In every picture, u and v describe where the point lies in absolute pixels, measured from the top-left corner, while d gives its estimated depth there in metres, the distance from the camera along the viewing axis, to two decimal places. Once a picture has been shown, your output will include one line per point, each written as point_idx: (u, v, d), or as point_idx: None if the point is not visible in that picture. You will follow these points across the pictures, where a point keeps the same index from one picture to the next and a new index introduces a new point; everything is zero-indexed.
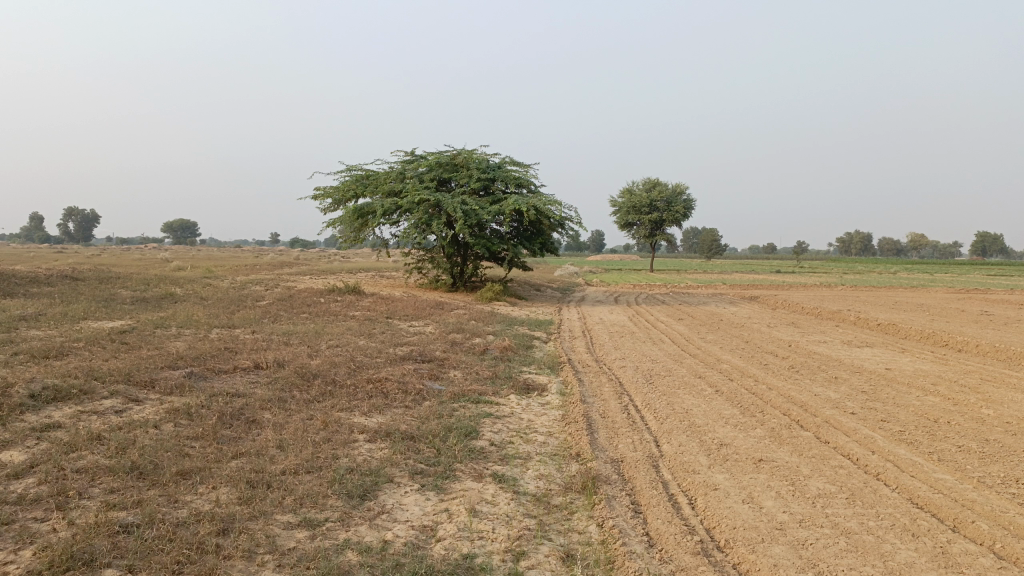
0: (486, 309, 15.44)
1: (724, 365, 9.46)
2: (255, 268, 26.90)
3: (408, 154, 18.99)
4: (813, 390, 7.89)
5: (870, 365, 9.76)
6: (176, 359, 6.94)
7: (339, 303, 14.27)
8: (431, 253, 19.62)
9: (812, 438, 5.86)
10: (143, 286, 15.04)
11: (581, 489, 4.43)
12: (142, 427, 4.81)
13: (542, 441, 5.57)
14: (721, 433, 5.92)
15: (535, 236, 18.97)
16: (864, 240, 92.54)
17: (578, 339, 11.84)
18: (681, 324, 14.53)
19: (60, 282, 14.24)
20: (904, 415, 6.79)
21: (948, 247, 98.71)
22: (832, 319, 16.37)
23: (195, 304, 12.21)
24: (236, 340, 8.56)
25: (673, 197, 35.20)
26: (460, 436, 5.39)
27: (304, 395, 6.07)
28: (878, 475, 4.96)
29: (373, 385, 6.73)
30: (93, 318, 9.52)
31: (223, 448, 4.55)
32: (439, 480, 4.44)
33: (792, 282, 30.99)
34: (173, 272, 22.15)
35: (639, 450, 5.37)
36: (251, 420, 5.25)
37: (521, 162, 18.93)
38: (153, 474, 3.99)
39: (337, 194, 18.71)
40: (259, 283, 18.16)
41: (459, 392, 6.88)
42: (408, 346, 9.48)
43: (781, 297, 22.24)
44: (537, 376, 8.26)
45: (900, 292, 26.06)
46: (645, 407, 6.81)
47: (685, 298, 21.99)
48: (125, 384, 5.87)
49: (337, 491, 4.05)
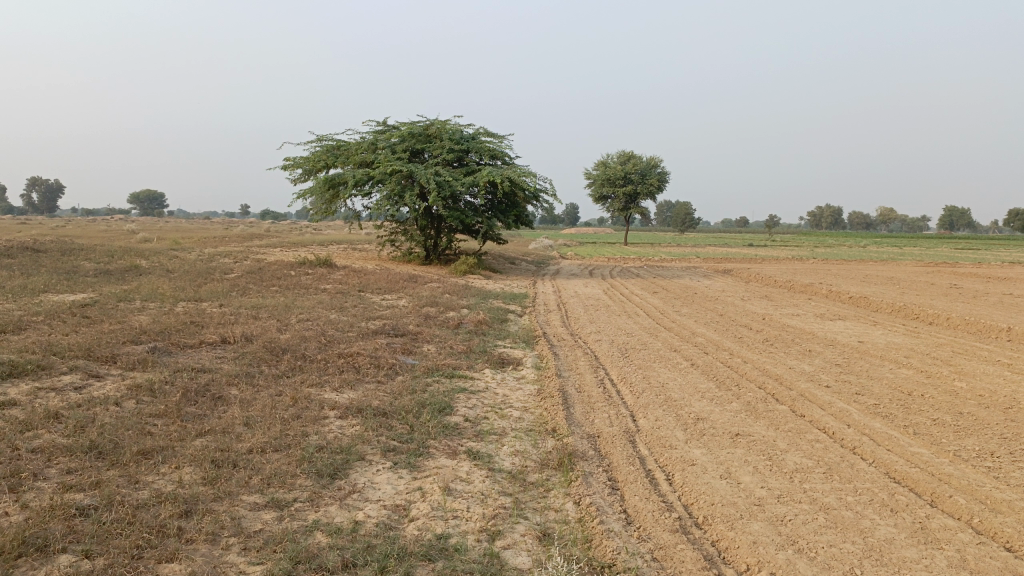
0: (461, 283, 15.29)
1: (699, 338, 9.45)
2: (226, 240, 26.49)
3: (381, 124, 18.65)
4: (788, 363, 7.89)
5: (844, 338, 9.80)
6: (139, 334, 6.72)
7: (310, 276, 14.03)
8: (404, 226, 19.39)
9: (788, 411, 5.84)
10: (108, 257, 14.69)
11: (558, 465, 4.34)
12: (103, 404, 4.64)
13: (518, 416, 5.48)
14: (698, 407, 5.87)
15: (510, 209, 18.80)
16: (834, 214, 93.51)
17: (553, 312, 11.78)
18: (656, 297, 14.51)
19: (21, 253, 13.82)
20: (879, 388, 6.80)
21: (916, 221, 100.16)
22: (805, 293, 16.47)
23: (162, 276, 11.91)
24: (203, 313, 8.34)
25: (647, 170, 35.14)
26: (434, 412, 5.28)
27: (273, 371, 5.91)
28: (854, 449, 4.95)
29: (344, 360, 6.58)
30: (55, 291, 9.23)
31: (187, 426, 4.39)
32: (412, 458, 4.33)
33: (765, 255, 31.18)
34: (138, 244, 21.64)
35: (615, 425, 5.30)
36: (217, 396, 5.09)
37: (495, 133, 18.68)
38: (114, 454, 3.83)
39: (307, 165, 18.36)
40: (228, 255, 17.81)
41: (432, 367, 6.76)
42: (381, 320, 9.33)
43: (754, 270, 22.33)
44: (512, 350, 8.17)
45: (870, 266, 26.34)
46: (621, 381, 6.75)
47: (660, 271, 22.01)
48: (85, 359, 5.66)
49: (307, 471, 3.92)
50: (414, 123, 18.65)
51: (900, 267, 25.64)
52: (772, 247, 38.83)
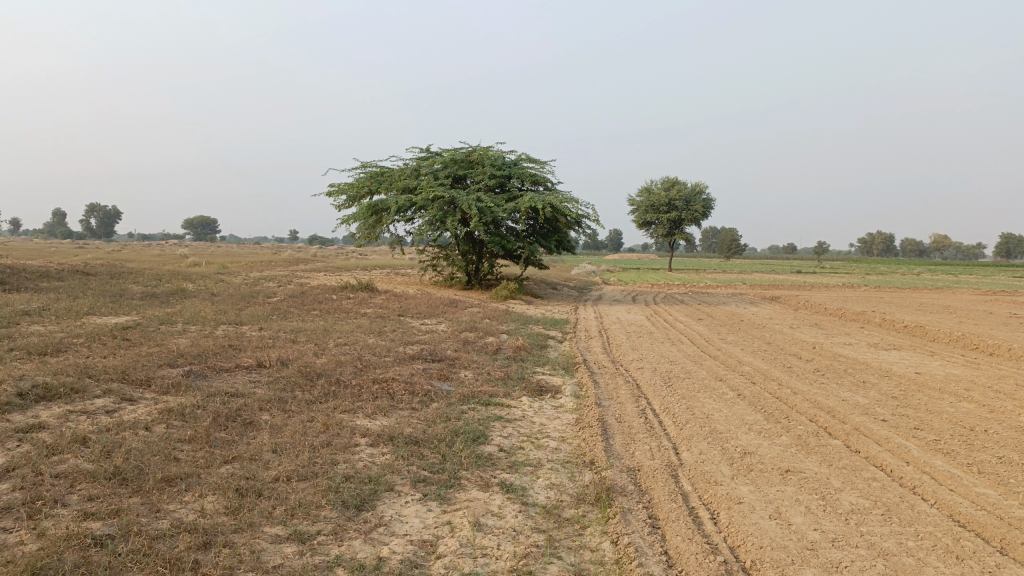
0: (502, 308, 15.15)
1: (746, 367, 9.12)
2: (271, 265, 26.83)
3: (424, 150, 18.76)
4: (841, 394, 7.53)
5: (899, 369, 9.35)
6: (176, 356, 6.71)
7: (351, 300, 14.04)
8: (445, 251, 19.39)
9: (842, 447, 5.52)
10: (154, 281, 14.93)
11: (595, 500, 4.12)
12: (132, 428, 4.58)
13: (555, 447, 5.27)
14: (745, 440, 5.59)
15: (552, 234, 18.67)
16: (885, 240, 91.40)
17: (595, 339, 11.55)
18: (701, 324, 14.16)
19: (71, 276, 14.12)
20: (939, 423, 6.41)
21: (971, 249, 97.26)
22: (856, 321, 15.93)
23: (205, 299, 12.03)
24: (242, 337, 8.34)
25: (692, 196, 34.76)
26: (468, 441, 5.11)
27: (306, 396, 5.82)
28: (914, 488, 4.62)
29: (379, 385, 6.46)
30: (99, 314, 9.34)
31: (215, 453, 4.29)
32: (442, 489, 4.15)
33: (814, 282, 30.43)
34: (186, 268, 22.05)
35: (657, 458, 5.06)
36: (248, 421, 5.00)
37: (537, 158, 18.62)
38: (137, 481, 3.74)
39: (351, 190, 18.54)
40: (272, 279, 17.98)
41: (468, 394, 6.60)
42: (419, 345, 9.23)
43: (803, 298, 21.78)
44: (551, 378, 7.97)
45: (924, 293, 25.44)
46: (664, 412, 6.50)
47: (704, 298, 21.61)
48: (120, 382, 5.64)
49: (332, 501, 3.77)
50: (457, 149, 18.71)
51: (956, 295, 24.75)
52: (820, 274, 37.97)
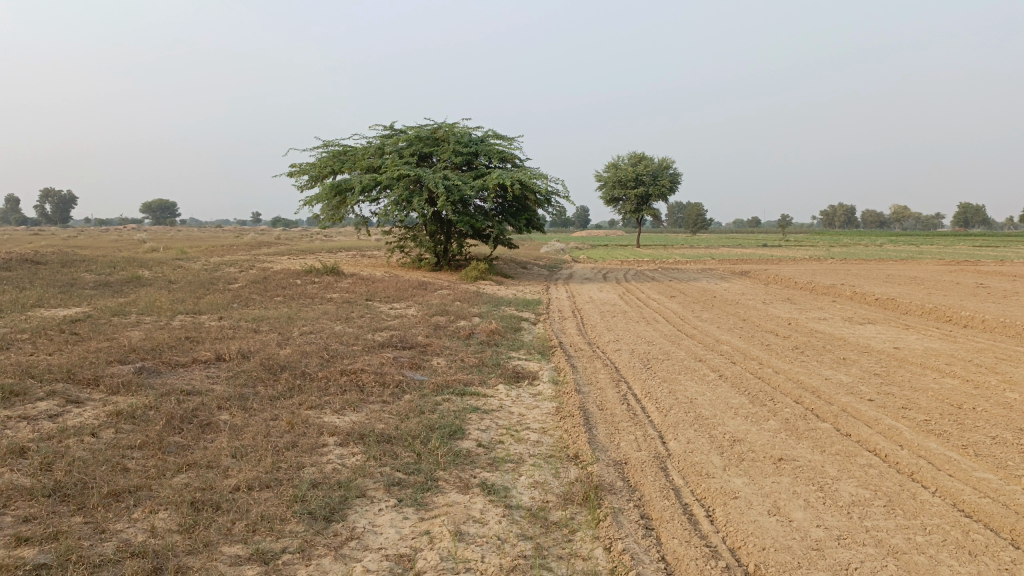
0: (472, 289, 14.81)
1: (724, 346, 8.93)
2: (234, 249, 26.08)
3: (388, 128, 18.25)
4: (823, 373, 7.37)
5: (877, 344, 9.22)
6: (128, 352, 6.27)
7: (316, 284, 13.59)
8: (413, 231, 18.95)
9: (832, 430, 5.32)
10: (109, 268, 14.32)
11: (583, 500, 3.85)
12: (78, 435, 4.19)
13: (536, 440, 4.99)
14: (733, 426, 5.36)
15: (521, 212, 18.32)
16: (847, 212, 92.72)
17: (569, 320, 11.31)
18: (674, 302, 13.98)
19: (20, 265, 13.46)
20: (926, 401, 6.25)
21: (929, 220, 99.18)
22: (827, 295, 15.90)
23: (161, 287, 11.49)
24: (201, 328, 7.91)
25: (659, 171, 34.62)
26: (444, 437, 4.79)
27: (269, 392, 5.46)
28: (913, 475, 4.42)
29: (347, 377, 6.11)
30: (46, 306, 8.82)
31: (169, 460, 3.94)
32: (418, 494, 3.85)
33: (782, 256, 30.55)
34: (145, 253, 21.26)
35: (644, 449, 4.80)
36: (205, 422, 4.63)
37: (504, 135, 18.21)
38: (80, 497, 3.38)
39: (313, 170, 17.99)
40: (234, 264, 17.41)
41: (442, 383, 6.28)
42: (388, 331, 8.88)
43: (772, 272, 21.74)
44: (527, 363, 7.68)
45: (889, 265, 25.64)
46: (646, 397, 6.26)
47: (675, 274, 21.44)
48: (66, 383, 5.22)
49: (299, 512, 3.44)
50: (422, 127, 18.23)
51: (921, 266, 24.98)
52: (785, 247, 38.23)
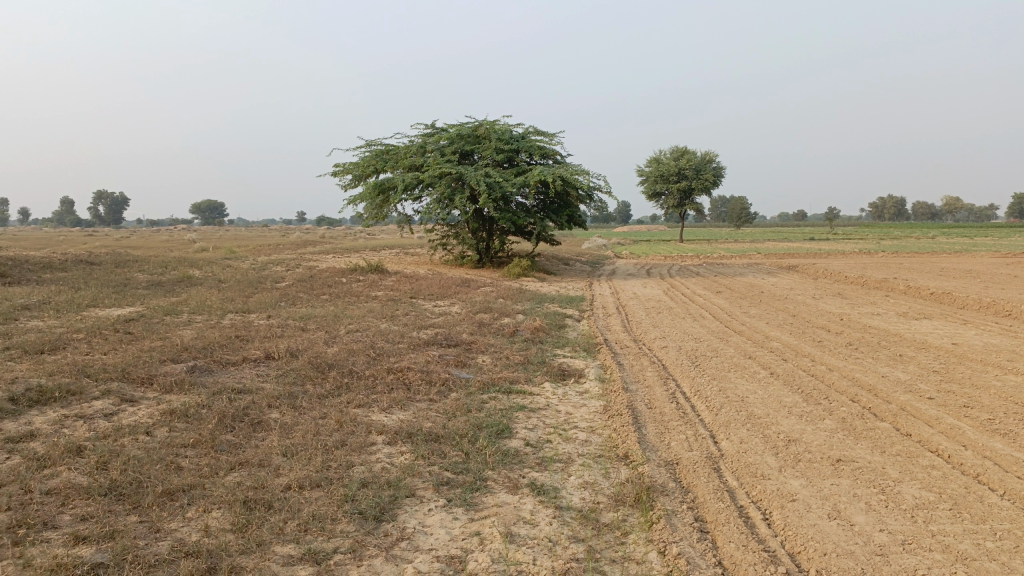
0: (515, 286, 14.78)
1: (774, 343, 8.73)
2: (280, 249, 26.46)
3: (430, 126, 18.31)
4: (878, 370, 7.15)
5: (935, 340, 8.92)
6: (180, 351, 6.37)
7: (361, 283, 13.70)
8: (455, 229, 18.99)
9: (891, 430, 5.15)
10: (160, 268, 14.65)
11: (635, 502, 3.78)
12: (132, 434, 4.26)
13: (584, 439, 4.92)
14: (787, 426, 5.22)
15: (563, 208, 18.21)
16: (897, 204, 90.39)
17: (613, 317, 11.20)
18: (721, 297, 13.75)
19: (76, 266, 13.83)
20: (989, 400, 6.02)
21: (984, 211, 96.22)
22: (879, 289, 15.48)
23: (211, 287, 11.70)
24: (249, 326, 8.02)
25: (702, 165, 34.14)
26: (492, 436, 4.76)
27: (317, 390, 5.49)
28: (979, 477, 4.24)
29: (393, 375, 6.11)
30: (101, 306, 9.03)
31: (221, 459, 3.97)
32: (468, 494, 3.81)
33: (831, 249, 29.86)
34: (194, 254, 21.68)
35: (695, 449, 4.70)
36: (256, 421, 4.67)
37: (546, 131, 18.13)
38: (136, 496, 3.43)
39: (357, 169, 18.13)
40: (280, 263, 17.65)
41: (488, 381, 6.25)
42: (433, 328, 8.90)
43: (821, 266, 21.28)
44: (573, 360, 7.61)
45: (943, 258, 24.86)
46: (695, 395, 6.14)
47: (721, 269, 21.11)
48: (121, 382, 5.32)
49: (349, 512, 3.43)
50: (464, 124, 18.24)
51: (976, 258, 24.19)
52: (833, 240, 37.36)
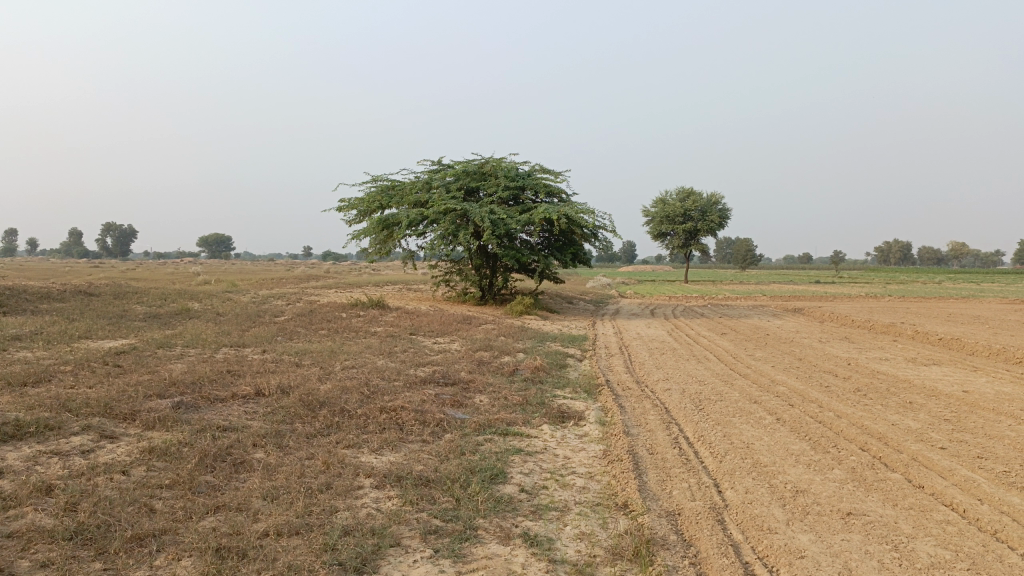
0: (516, 324, 14.61)
1: (780, 387, 8.51)
2: (284, 282, 26.38)
3: (436, 163, 18.30)
4: (888, 418, 6.92)
5: (945, 387, 8.69)
6: (168, 385, 6.19)
7: (361, 318, 13.53)
8: (458, 266, 18.88)
9: (903, 482, 4.92)
10: (160, 300, 14.54)
11: (634, 556, 3.56)
12: (107, 473, 4.07)
13: (582, 486, 4.71)
14: (794, 476, 4.99)
15: (567, 247, 18.09)
16: (902, 248, 90.24)
17: (616, 357, 10.99)
18: (725, 339, 13.53)
19: (74, 297, 13.72)
20: (1004, 451, 5.78)
21: (990, 257, 96.02)
22: (886, 334, 15.25)
23: (208, 320, 11.54)
24: (243, 361, 7.84)
25: (708, 206, 34.13)
26: (485, 481, 4.55)
27: (306, 429, 5.30)
28: (997, 534, 4.01)
29: (386, 414, 5.92)
30: (95, 338, 8.88)
31: (199, 501, 3.78)
32: (456, 544, 3.60)
33: (836, 293, 29.64)
34: (196, 286, 21.57)
35: (698, 498, 4.48)
36: (239, 461, 4.47)
37: (551, 170, 18.11)
38: (103, 541, 3.23)
39: (361, 205, 18.11)
40: (281, 297, 17.52)
41: (484, 423, 6.05)
42: (431, 366, 8.71)
43: (827, 309, 21.08)
44: (572, 402, 7.40)
45: (949, 303, 24.64)
46: (698, 440, 5.92)
47: (726, 311, 20.87)
48: (102, 417, 5.13)
49: (328, 562, 3.22)
50: (469, 162, 18.24)
51: (984, 304, 23.92)
52: (839, 284, 37.34)
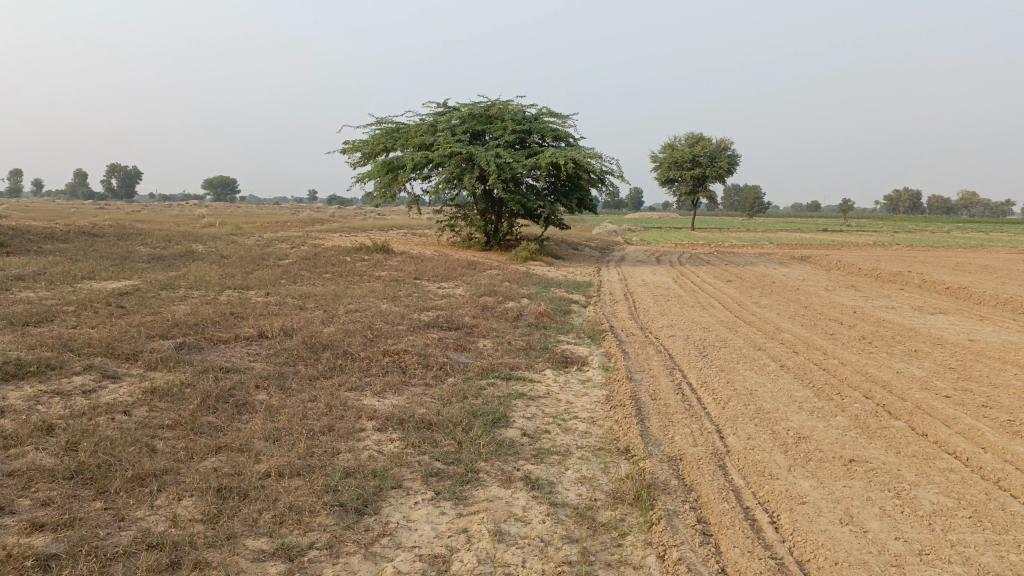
0: (522, 270, 14.55)
1: (785, 334, 8.48)
2: (289, 225, 26.27)
3: (442, 105, 17.98)
4: (893, 366, 6.89)
5: (951, 336, 8.64)
6: (170, 326, 6.18)
7: (366, 262, 13.47)
8: (463, 210, 18.73)
9: (906, 430, 4.90)
10: (163, 242, 14.47)
11: (635, 500, 3.56)
12: (110, 413, 4.08)
13: (584, 430, 4.70)
14: (797, 422, 4.98)
15: (573, 192, 17.89)
16: (912, 197, 89.31)
17: (621, 303, 10.95)
18: (730, 287, 13.46)
19: (78, 238, 13.67)
20: (1009, 400, 5.75)
21: (1000, 207, 95.06)
22: (892, 283, 15.16)
23: (212, 262, 11.50)
24: (246, 303, 7.82)
25: (717, 151, 33.67)
26: (487, 425, 4.55)
27: (309, 371, 5.29)
28: (999, 482, 4.00)
29: (389, 358, 5.91)
30: (98, 279, 8.86)
31: (201, 441, 3.78)
32: (457, 486, 3.60)
33: (844, 241, 29.39)
34: (201, 228, 21.50)
35: (701, 444, 4.47)
36: (241, 402, 4.47)
37: (558, 113, 17.80)
38: (104, 481, 3.24)
39: (366, 147, 17.89)
40: (286, 240, 17.44)
41: (487, 367, 6.03)
42: (434, 310, 8.68)
43: (834, 257, 20.94)
44: (576, 347, 7.38)
45: (959, 252, 24.43)
46: (702, 387, 5.91)
47: (732, 258, 20.74)
48: (105, 357, 5.13)
49: (329, 503, 3.22)
50: (475, 104, 17.92)
51: (992, 254, 23.74)
52: (847, 232, 37.06)
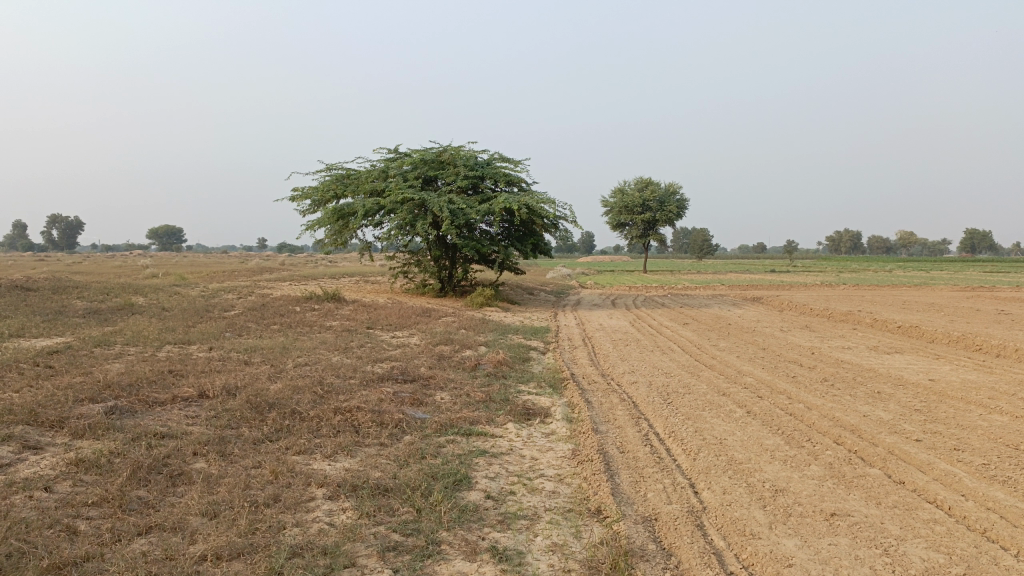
0: (478, 316, 14.29)
1: (748, 378, 8.35)
2: (237, 275, 25.56)
3: (393, 151, 17.79)
4: (860, 409, 6.77)
5: (911, 376, 8.62)
6: (102, 388, 5.72)
7: (316, 312, 13.04)
8: (417, 257, 18.45)
9: (883, 478, 4.74)
10: (102, 295, 13.85)
11: (612, 569, 3.28)
12: (27, 490, 3.65)
13: (552, 490, 4.42)
14: (772, 474, 4.77)
15: (527, 237, 17.79)
16: (853, 238, 92.12)
17: (580, 349, 10.76)
18: (687, 329, 13.40)
19: (9, 293, 12.99)
20: (979, 442, 5.65)
21: (937, 246, 98.47)
22: (845, 322, 15.29)
23: (153, 316, 10.96)
24: (187, 359, 7.38)
25: (666, 196, 34.18)
26: (449, 488, 4.23)
27: (254, 434, 4.91)
28: (985, 533, 3.83)
29: (341, 416, 5.55)
30: (26, 337, 8.29)
31: (130, 520, 3.39)
32: (418, 562, 3.27)
33: (794, 282, 29.85)
34: (143, 280, 20.77)
35: (675, 502, 4.22)
36: (177, 473, 4.07)
37: (511, 159, 17.78)
38: (14, 573, 2.84)
39: (315, 194, 17.56)
40: (232, 290, 16.88)
41: (446, 422, 5.71)
42: (389, 362, 8.34)
43: (785, 297, 21.16)
44: (537, 398, 7.11)
45: (904, 291, 24.96)
46: (670, 437, 5.68)
47: (687, 300, 20.78)
48: (27, 426, 4.67)
49: None
50: (427, 150, 17.80)
51: (935, 292, 24.34)
52: (794, 272, 37.74)
